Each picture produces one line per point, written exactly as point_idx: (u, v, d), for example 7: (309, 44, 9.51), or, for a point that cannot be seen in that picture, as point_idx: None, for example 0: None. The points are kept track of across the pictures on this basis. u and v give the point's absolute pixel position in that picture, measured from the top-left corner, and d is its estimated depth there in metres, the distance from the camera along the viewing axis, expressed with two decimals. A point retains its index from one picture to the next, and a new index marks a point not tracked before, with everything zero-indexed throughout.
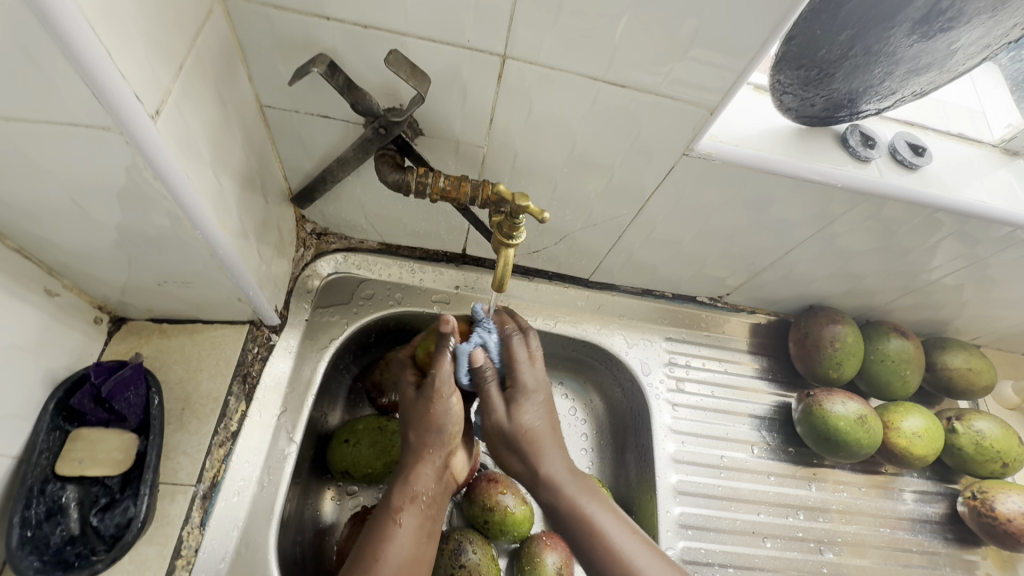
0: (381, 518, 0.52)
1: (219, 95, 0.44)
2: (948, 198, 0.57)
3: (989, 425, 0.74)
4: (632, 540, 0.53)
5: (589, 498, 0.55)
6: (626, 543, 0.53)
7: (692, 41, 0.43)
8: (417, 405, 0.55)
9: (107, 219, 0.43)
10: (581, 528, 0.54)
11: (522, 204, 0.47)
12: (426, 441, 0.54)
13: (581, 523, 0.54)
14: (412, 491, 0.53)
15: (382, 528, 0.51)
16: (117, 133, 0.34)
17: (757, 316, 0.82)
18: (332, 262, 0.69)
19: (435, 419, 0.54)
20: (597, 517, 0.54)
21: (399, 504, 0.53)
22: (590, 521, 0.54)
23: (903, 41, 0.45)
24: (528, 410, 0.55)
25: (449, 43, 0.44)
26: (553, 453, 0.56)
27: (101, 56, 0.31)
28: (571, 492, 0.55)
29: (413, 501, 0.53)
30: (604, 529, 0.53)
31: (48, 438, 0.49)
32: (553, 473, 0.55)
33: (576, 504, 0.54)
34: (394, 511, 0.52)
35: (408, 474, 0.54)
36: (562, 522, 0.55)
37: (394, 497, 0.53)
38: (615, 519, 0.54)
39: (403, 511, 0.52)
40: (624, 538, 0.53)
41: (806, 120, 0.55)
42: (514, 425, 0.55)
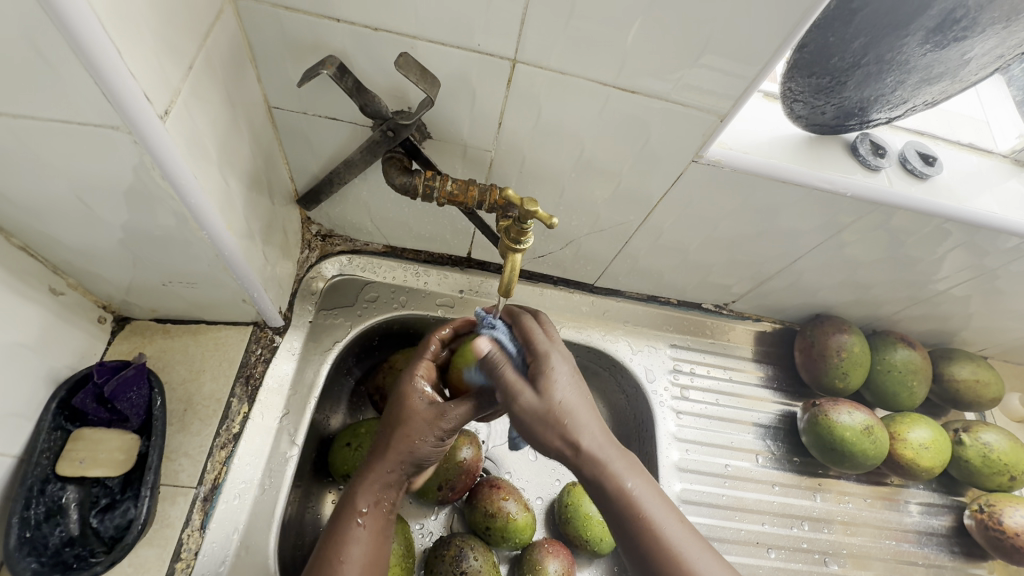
0: (342, 515, 0.49)
1: (228, 95, 0.43)
2: (958, 208, 0.57)
3: (997, 437, 0.74)
4: (680, 528, 0.47)
5: (636, 478, 0.48)
6: (676, 532, 0.46)
7: (704, 47, 0.42)
8: (415, 420, 0.51)
9: (113, 218, 0.43)
10: (626, 511, 0.47)
11: (531, 209, 0.46)
12: (406, 456, 0.51)
13: (626, 506, 0.47)
14: (378, 494, 0.50)
15: (343, 527, 0.48)
16: (125, 132, 0.34)
17: (762, 324, 0.81)
18: (336, 264, 0.69)
19: (425, 441, 0.51)
20: (644, 501, 0.47)
21: (363, 506, 0.50)
22: (635, 503, 0.47)
23: (916, 49, 0.45)
24: (558, 379, 0.49)
25: (458, 47, 0.44)
26: (594, 425, 0.49)
27: (111, 55, 0.30)
28: (615, 468, 0.48)
29: (377, 505, 0.50)
30: (649, 513, 0.46)
31: (50, 438, 0.48)
32: (593, 449, 0.48)
33: (620, 484, 0.47)
34: (355, 513, 0.49)
35: (376, 475, 0.51)
36: (607, 507, 0.48)
37: (359, 495, 0.50)
38: (660, 502, 0.48)
39: (365, 513, 0.50)
40: (670, 522, 0.47)
41: (815, 128, 0.55)
42: (545, 404, 0.48)
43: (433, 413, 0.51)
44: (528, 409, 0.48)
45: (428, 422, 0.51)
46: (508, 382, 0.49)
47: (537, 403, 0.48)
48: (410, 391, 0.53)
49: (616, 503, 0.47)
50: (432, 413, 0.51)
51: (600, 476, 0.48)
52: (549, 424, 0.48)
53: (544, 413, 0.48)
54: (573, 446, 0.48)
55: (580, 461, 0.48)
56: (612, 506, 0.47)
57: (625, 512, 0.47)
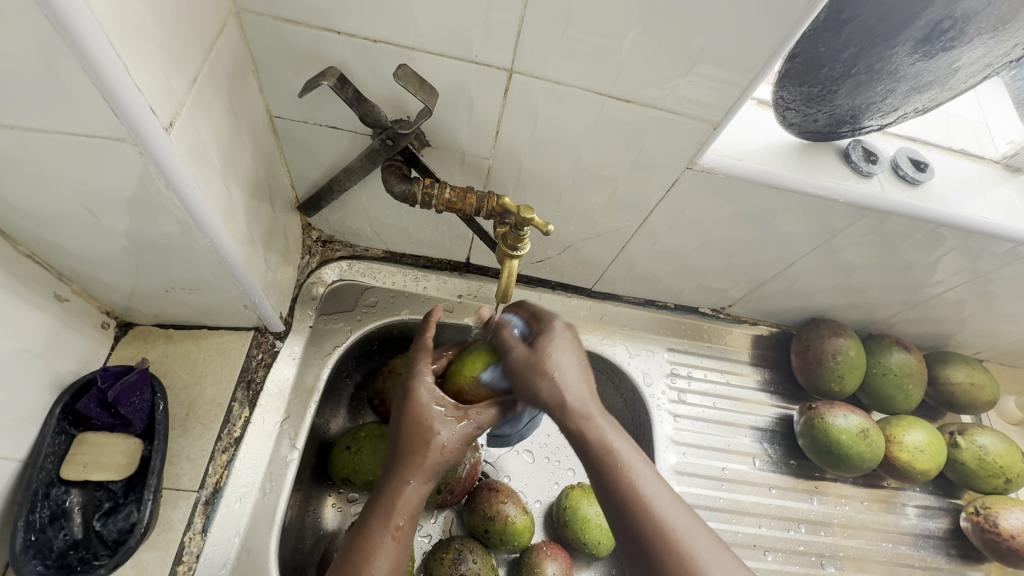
0: (375, 528, 0.48)
1: (231, 105, 0.44)
2: (950, 213, 0.58)
3: (992, 440, 0.74)
4: (655, 480, 0.48)
5: (617, 434, 0.51)
6: (650, 482, 0.48)
7: (697, 57, 0.43)
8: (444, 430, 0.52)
9: (117, 226, 0.43)
10: (605, 460, 0.49)
11: (527, 216, 0.47)
12: (439, 463, 0.51)
13: (604, 455, 0.50)
14: (412, 507, 0.50)
15: (377, 541, 0.47)
16: (131, 143, 0.35)
17: (758, 328, 0.82)
18: (337, 269, 0.70)
19: (458, 449, 0.52)
20: (623, 453, 0.50)
21: (398, 519, 0.48)
22: (614, 452, 0.49)
23: (905, 59, 0.46)
24: (556, 344, 0.55)
25: (456, 58, 0.45)
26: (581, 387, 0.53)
27: (119, 70, 0.31)
28: (598, 423, 0.51)
29: (410, 518, 0.49)
30: (627, 463, 0.49)
31: (54, 442, 0.49)
32: (580, 404, 0.52)
33: (604, 436, 0.50)
34: (392, 527, 0.48)
35: (411, 487, 0.50)
36: (590, 463, 0.50)
37: (395, 508, 0.49)
38: (638, 457, 0.50)
39: (400, 526, 0.49)
40: (645, 475, 0.48)
41: (808, 135, 0.56)
42: (537, 356, 0.54)
43: (461, 421, 0.53)
44: (519, 360, 0.54)
45: (460, 427, 0.52)
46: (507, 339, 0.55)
47: (536, 355, 0.54)
48: (426, 402, 0.53)
49: (596, 453, 0.50)
50: (460, 419, 0.53)
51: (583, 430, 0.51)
52: (543, 375, 0.53)
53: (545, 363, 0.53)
54: (561, 399, 0.53)
55: (568, 415, 0.52)
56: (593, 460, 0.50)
57: (605, 463, 0.49)
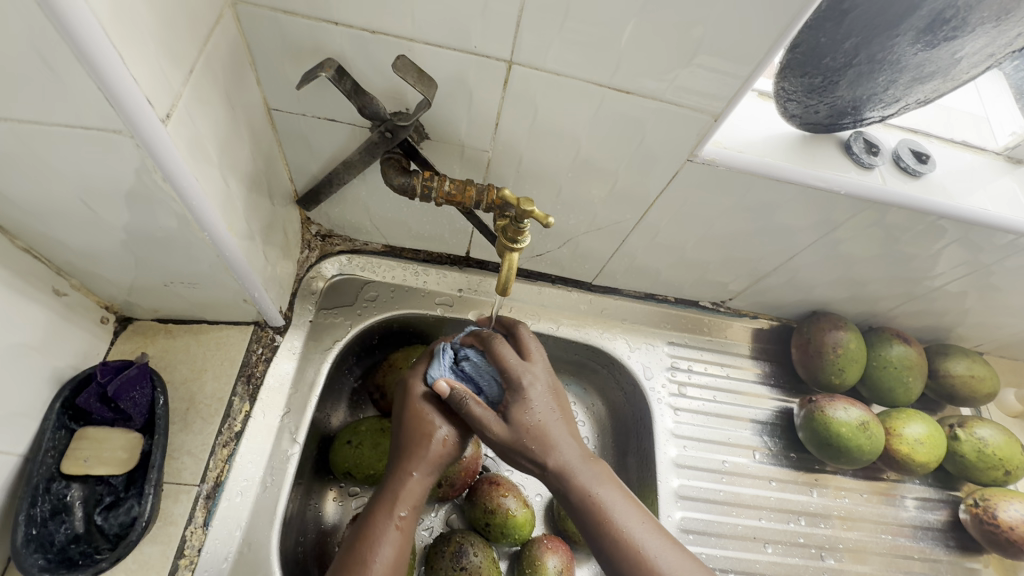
0: (379, 517, 0.49)
1: (228, 97, 0.44)
2: (951, 205, 0.57)
3: (992, 432, 0.74)
4: (642, 525, 0.50)
5: (601, 482, 0.52)
6: (639, 527, 0.49)
7: (698, 47, 0.43)
8: (445, 425, 0.54)
9: (115, 220, 0.43)
10: (593, 515, 0.50)
11: (527, 209, 0.47)
12: (440, 458, 0.53)
13: (593, 511, 0.50)
14: (415, 498, 0.51)
15: (381, 528, 0.49)
16: (127, 136, 0.35)
17: (759, 321, 0.82)
18: (336, 264, 0.70)
19: (457, 443, 0.54)
20: (610, 503, 0.50)
21: (402, 508, 0.50)
22: (601, 506, 0.50)
23: (907, 49, 0.45)
24: (531, 403, 0.53)
25: (455, 49, 0.44)
26: (568, 446, 0.52)
27: (115, 61, 0.31)
28: (581, 479, 0.51)
29: (413, 508, 0.51)
30: (615, 516, 0.50)
31: (54, 437, 0.49)
32: (563, 467, 0.51)
33: (588, 492, 0.51)
34: (393, 515, 0.50)
35: (415, 479, 0.51)
36: (578, 514, 0.51)
37: (399, 497, 0.50)
38: (625, 504, 0.51)
39: (403, 516, 0.50)
40: (634, 523, 0.50)
41: (809, 127, 0.55)
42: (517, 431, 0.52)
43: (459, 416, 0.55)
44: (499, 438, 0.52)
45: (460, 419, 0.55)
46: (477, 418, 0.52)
47: (517, 416, 0.52)
48: (427, 399, 0.55)
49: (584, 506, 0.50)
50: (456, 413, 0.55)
51: (569, 485, 0.51)
52: (524, 446, 0.52)
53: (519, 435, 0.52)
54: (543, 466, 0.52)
55: (552, 476, 0.52)
56: (582, 511, 0.50)
57: (595, 518, 0.50)
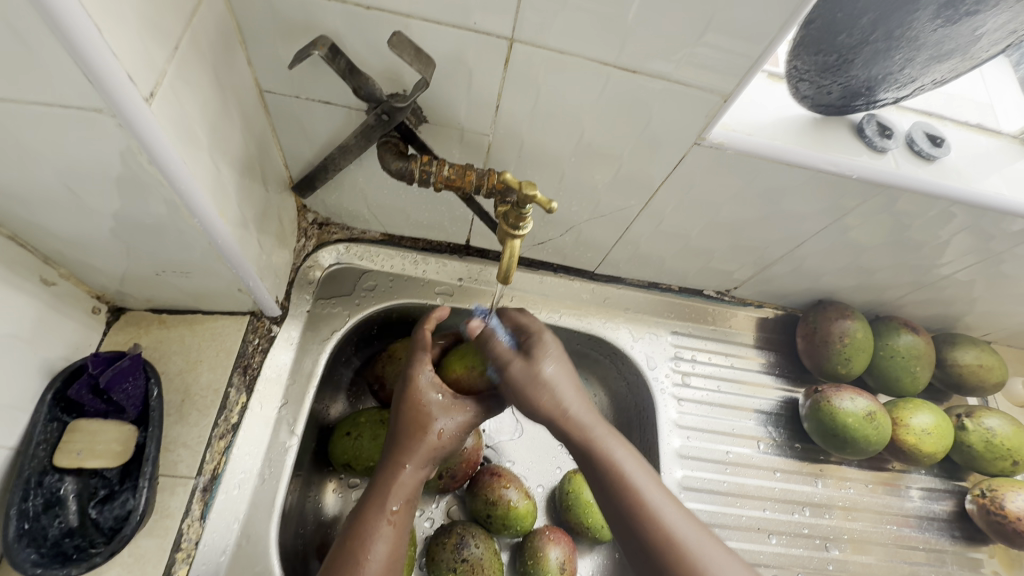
0: (371, 513, 0.49)
1: (217, 77, 0.42)
2: (965, 191, 0.56)
3: (1000, 422, 0.73)
4: (658, 489, 0.49)
5: (617, 444, 0.52)
6: (654, 492, 0.49)
7: (707, 24, 0.41)
8: (440, 418, 0.52)
9: (103, 207, 0.42)
10: (610, 474, 0.50)
11: (529, 193, 0.45)
12: (434, 451, 0.52)
13: (609, 469, 0.50)
14: (408, 492, 0.50)
15: (374, 524, 0.48)
16: (109, 115, 0.33)
17: (764, 310, 0.80)
18: (333, 253, 0.68)
19: (453, 437, 0.53)
20: (625, 464, 0.50)
21: (394, 504, 0.49)
22: (618, 466, 0.50)
23: (927, 25, 0.43)
24: (548, 356, 0.53)
25: (453, 27, 0.43)
26: (578, 400, 0.53)
27: (92, 34, 0.29)
28: (598, 436, 0.51)
29: (406, 503, 0.50)
30: (630, 475, 0.49)
31: (46, 429, 0.48)
32: (576, 416, 0.52)
33: (605, 449, 0.51)
34: (386, 511, 0.49)
35: (407, 472, 0.50)
36: (591, 471, 0.51)
37: (390, 492, 0.49)
38: (640, 467, 0.51)
39: (396, 511, 0.49)
40: (652, 487, 0.49)
41: (821, 109, 0.54)
42: (532, 371, 0.52)
43: (456, 410, 0.53)
44: (516, 376, 0.52)
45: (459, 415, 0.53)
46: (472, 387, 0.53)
47: (522, 374, 0.52)
48: (424, 391, 0.53)
49: (599, 463, 0.50)
50: (452, 407, 0.53)
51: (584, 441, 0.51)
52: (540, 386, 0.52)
53: (529, 382, 0.52)
54: (561, 414, 0.52)
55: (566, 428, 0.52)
56: (597, 468, 0.51)
57: (611, 478, 0.50)
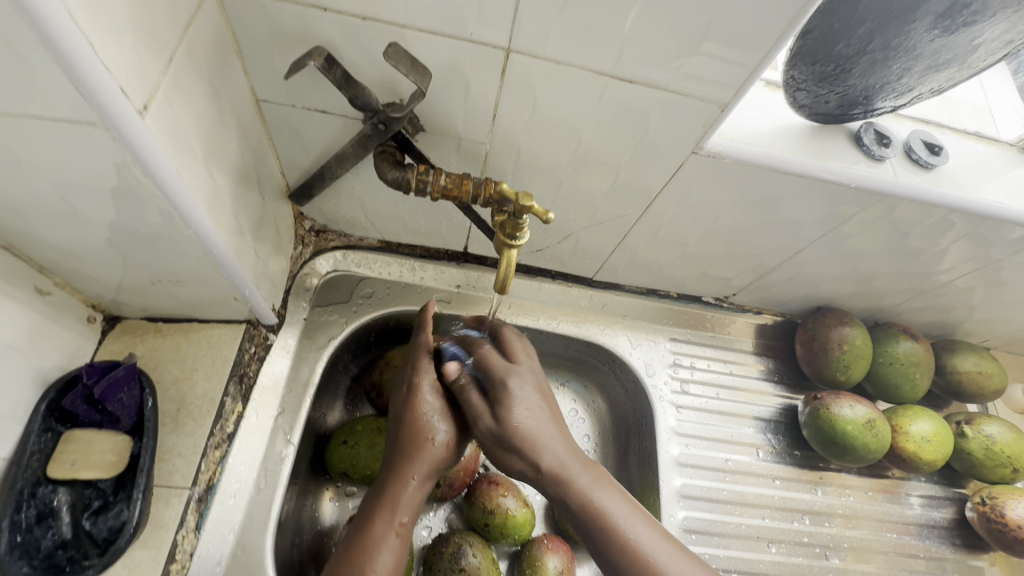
0: (378, 524, 0.48)
1: (212, 87, 0.42)
2: (963, 199, 0.56)
3: (1000, 429, 0.73)
4: (646, 528, 0.49)
5: (599, 485, 0.51)
6: (642, 534, 0.48)
7: (704, 34, 0.41)
8: (444, 428, 0.52)
9: (98, 217, 0.41)
10: (593, 521, 0.49)
11: (526, 203, 0.45)
12: (439, 459, 0.52)
13: (592, 516, 0.49)
14: (414, 503, 0.50)
15: (382, 536, 0.48)
16: (102, 128, 0.33)
17: (763, 317, 0.80)
18: (331, 260, 0.68)
19: (457, 444, 0.53)
20: (608, 510, 0.49)
21: (402, 515, 0.49)
22: (600, 510, 0.49)
23: (924, 35, 0.43)
24: (518, 403, 0.52)
25: (450, 36, 0.42)
26: (559, 445, 0.52)
27: (84, 47, 0.29)
28: (575, 480, 0.50)
29: (412, 514, 0.50)
30: (615, 521, 0.48)
31: (40, 439, 0.47)
32: (556, 461, 0.51)
33: (586, 496, 0.50)
34: (393, 523, 0.49)
35: (415, 484, 0.50)
36: (576, 519, 0.50)
37: (399, 504, 0.49)
38: (624, 506, 0.50)
39: (403, 522, 0.49)
40: (638, 527, 0.48)
41: (818, 117, 0.54)
42: (504, 427, 0.51)
43: (457, 418, 0.54)
44: (485, 434, 0.52)
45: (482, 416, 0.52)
46: (472, 406, 0.53)
47: (495, 425, 0.51)
48: (427, 401, 0.53)
49: (581, 511, 0.50)
50: (454, 417, 0.54)
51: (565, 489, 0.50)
52: (507, 447, 0.51)
53: (509, 425, 0.51)
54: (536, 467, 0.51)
55: (544, 480, 0.51)
56: (579, 516, 0.50)
57: (594, 525, 0.49)
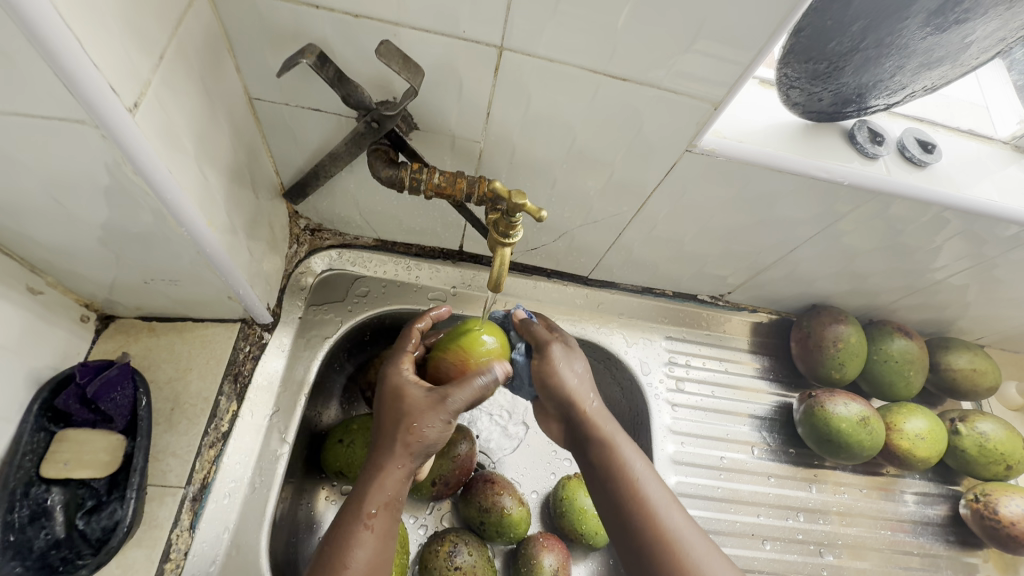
0: (350, 516, 0.47)
1: (204, 85, 0.42)
2: (956, 197, 0.56)
3: (994, 427, 0.73)
4: (663, 492, 0.50)
5: (628, 443, 0.54)
6: (660, 492, 0.50)
7: (697, 32, 0.41)
8: (422, 412, 0.50)
9: (90, 217, 0.41)
10: (617, 470, 0.51)
11: (518, 202, 0.45)
12: (416, 450, 0.50)
13: (618, 466, 0.51)
14: (388, 495, 0.48)
15: (350, 528, 0.46)
16: (92, 126, 0.33)
17: (758, 315, 0.80)
18: (326, 259, 0.68)
19: (437, 434, 0.50)
20: (634, 462, 0.52)
21: (372, 508, 0.47)
22: (626, 462, 0.51)
23: (916, 33, 0.43)
24: (575, 356, 0.58)
25: (443, 34, 0.42)
26: (598, 401, 0.57)
27: (72, 45, 0.29)
28: (610, 431, 0.54)
29: (387, 506, 0.48)
30: (640, 477, 0.51)
31: (33, 439, 0.47)
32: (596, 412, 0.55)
33: (615, 446, 0.53)
34: (364, 515, 0.47)
35: (388, 471, 0.49)
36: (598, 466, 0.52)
37: (368, 495, 0.48)
38: (649, 468, 0.52)
39: (373, 514, 0.47)
40: (658, 488, 0.50)
41: (812, 115, 0.54)
42: (568, 364, 0.57)
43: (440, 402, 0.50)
44: (555, 356, 0.56)
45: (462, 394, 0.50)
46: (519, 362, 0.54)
47: (560, 357, 0.56)
48: (408, 384, 0.53)
49: (608, 458, 0.52)
50: (431, 401, 0.50)
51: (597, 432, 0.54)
52: (568, 377, 0.56)
53: (563, 365, 0.56)
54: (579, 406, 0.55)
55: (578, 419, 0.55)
56: (603, 462, 0.52)
57: (615, 472, 0.51)
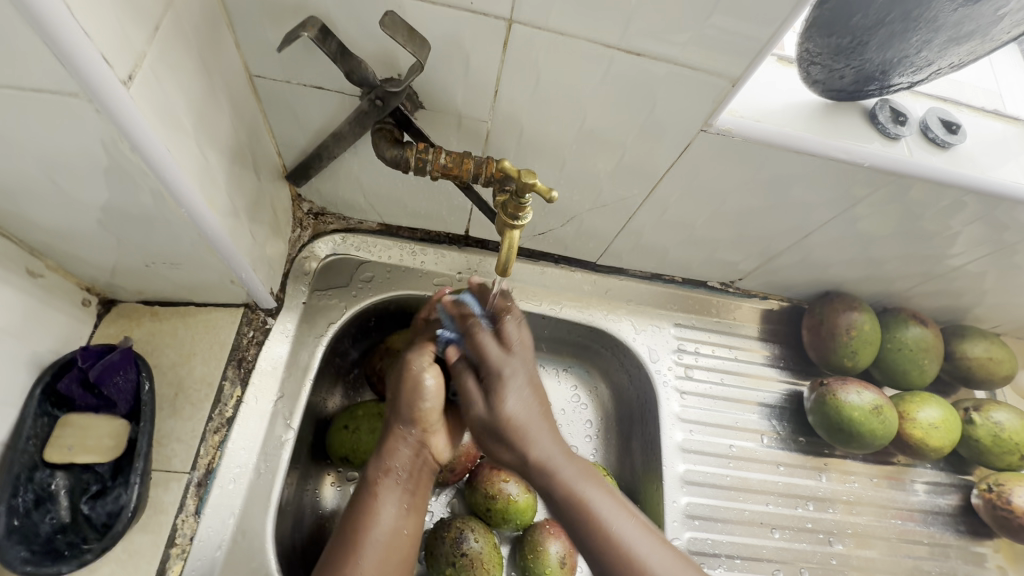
0: (360, 489, 0.52)
1: (202, 60, 0.41)
2: (980, 179, 0.54)
3: (1009, 416, 0.72)
4: (630, 523, 0.52)
5: (589, 482, 0.53)
6: (622, 522, 0.51)
7: (716, 3, 0.39)
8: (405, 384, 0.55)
9: (87, 198, 0.40)
10: (579, 513, 0.51)
11: (529, 180, 0.43)
12: (400, 416, 0.54)
13: (579, 511, 0.52)
14: (392, 463, 0.53)
15: (359, 498, 0.51)
16: (86, 100, 0.32)
17: (768, 302, 0.79)
18: (330, 243, 0.67)
19: (409, 393, 0.54)
20: (594, 501, 0.52)
21: (378, 475, 0.52)
22: (588, 505, 0.52)
23: (946, 4, 0.41)
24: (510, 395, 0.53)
25: (448, 7, 0.41)
26: (546, 440, 0.54)
27: (63, 13, 0.28)
28: (567, 475, 0.53)
29: (390, 474, 0.52)
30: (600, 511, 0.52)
31: (35, 424, 0.47)
32: (549, 456, 0.53)
33: (574, 491, 0.52)
34: (370, 485, 0.51)
35: (390, 444, 0.54)
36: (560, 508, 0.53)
37: (373, 464, 0.53)
38: (611, 503, 0.53)
39: (380, 482, 0.51)
40: (620, 521, 0.52)
41: (832, 93, 0.52)
42: (497, 420, 0.53)
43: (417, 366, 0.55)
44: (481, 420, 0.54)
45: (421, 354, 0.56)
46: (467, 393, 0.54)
47: (495, 400, 0.53)
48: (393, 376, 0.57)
49: (568, 501, 0.52)
50: (412, 371, 0.55)
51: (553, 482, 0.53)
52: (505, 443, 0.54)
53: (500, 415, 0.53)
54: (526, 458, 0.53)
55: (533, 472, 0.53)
56: (563, 504, 0.53)
57: (576, 513, 0.52)
